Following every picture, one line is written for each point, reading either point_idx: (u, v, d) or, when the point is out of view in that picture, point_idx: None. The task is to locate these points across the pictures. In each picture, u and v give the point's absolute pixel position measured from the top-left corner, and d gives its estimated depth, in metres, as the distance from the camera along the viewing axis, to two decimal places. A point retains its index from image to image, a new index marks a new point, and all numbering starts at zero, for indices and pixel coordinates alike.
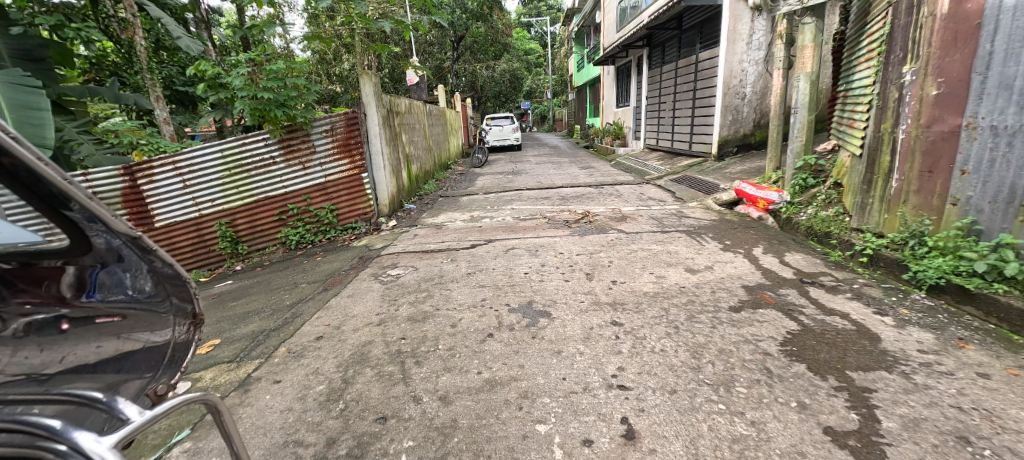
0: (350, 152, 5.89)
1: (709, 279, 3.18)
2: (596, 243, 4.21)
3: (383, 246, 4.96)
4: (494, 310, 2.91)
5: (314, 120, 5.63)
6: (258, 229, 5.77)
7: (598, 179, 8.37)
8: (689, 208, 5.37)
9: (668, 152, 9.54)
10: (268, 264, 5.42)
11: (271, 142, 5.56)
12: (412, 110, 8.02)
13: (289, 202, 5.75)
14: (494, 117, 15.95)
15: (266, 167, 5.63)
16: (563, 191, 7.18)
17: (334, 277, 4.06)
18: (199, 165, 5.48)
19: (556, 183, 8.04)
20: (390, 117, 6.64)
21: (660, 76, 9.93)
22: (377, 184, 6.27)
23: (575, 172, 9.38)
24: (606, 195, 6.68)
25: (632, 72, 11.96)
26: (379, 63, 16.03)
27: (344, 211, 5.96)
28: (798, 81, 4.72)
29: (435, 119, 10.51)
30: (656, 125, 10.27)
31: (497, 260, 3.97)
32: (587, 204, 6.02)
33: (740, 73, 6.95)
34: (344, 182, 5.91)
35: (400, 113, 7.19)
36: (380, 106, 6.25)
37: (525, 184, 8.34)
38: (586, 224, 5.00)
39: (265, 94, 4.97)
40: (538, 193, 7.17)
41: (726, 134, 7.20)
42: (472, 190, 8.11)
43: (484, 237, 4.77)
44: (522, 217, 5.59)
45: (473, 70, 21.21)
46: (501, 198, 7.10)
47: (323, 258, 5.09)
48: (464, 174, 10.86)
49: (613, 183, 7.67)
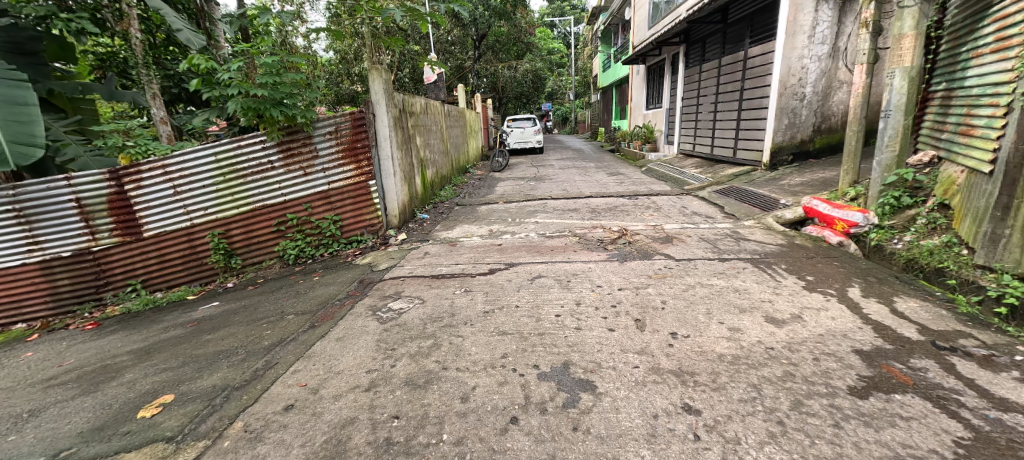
0: (357, 157, 5.29)
1: (803, 336, 2.39)
2: (641, 273, 3.47)
3: (389, 265, 4.28)
4: (518, 375, 2.20)
5: (317, 121, 5.03)
6: (254, 242, 5.19)
7: (629, 188, 7.58)
8: (747, 228, 4.56)
9: (707, 158, 8.67)
10: (261, 282, 4.81)
11: (269, 145, 4.97)
12: (429, 110, 7.36)
13: (289, 212, 5.16)
14: (515, 118, 15.24)
15: (264, 173, 5.04)
16: (593, 203, 6.42)
17: (326, 308, 3.40)
18: (190, 170, 4.93)
19: (583, 192, 7.29)
20: (403, 117, 5.96)
21: (699, 75, 9.06)
22: (387, 192, 5.61)
23: (604, 180, 8.60)
24: (643, 208, 5.90)
25: (666, 70, 11.08)
26: (398, 62, 15.51)
27: (348, 222, 5.34)
28: (891, 78, 3.89)
29: (454, 120, 9.87)
30: (693, 128, 9.39)
31: (520, 294, 3.26)
32: (621, 219, 5.26)
33: (799, 71, 6.08)
34: (348, 190, 5.29)
35: (415, 113, 6.53)
36: (391, 106, 5.56)
37: (549, 192, 7.61)
38: (624, 245, 4.25)
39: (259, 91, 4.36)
40: (565, 204, 6.42)
41: (780, 140, 6.33)
42: (491, 198, 7.42)
43: (504, 260, 4.06)
44: (548, 234, 4.87)
45: (494, 70, 20.55)
46: (523, 208, 6.38)
47: (321, 278, 4.45)
48: (482, 179, 10.18)
49: (648, 193, 6.87)
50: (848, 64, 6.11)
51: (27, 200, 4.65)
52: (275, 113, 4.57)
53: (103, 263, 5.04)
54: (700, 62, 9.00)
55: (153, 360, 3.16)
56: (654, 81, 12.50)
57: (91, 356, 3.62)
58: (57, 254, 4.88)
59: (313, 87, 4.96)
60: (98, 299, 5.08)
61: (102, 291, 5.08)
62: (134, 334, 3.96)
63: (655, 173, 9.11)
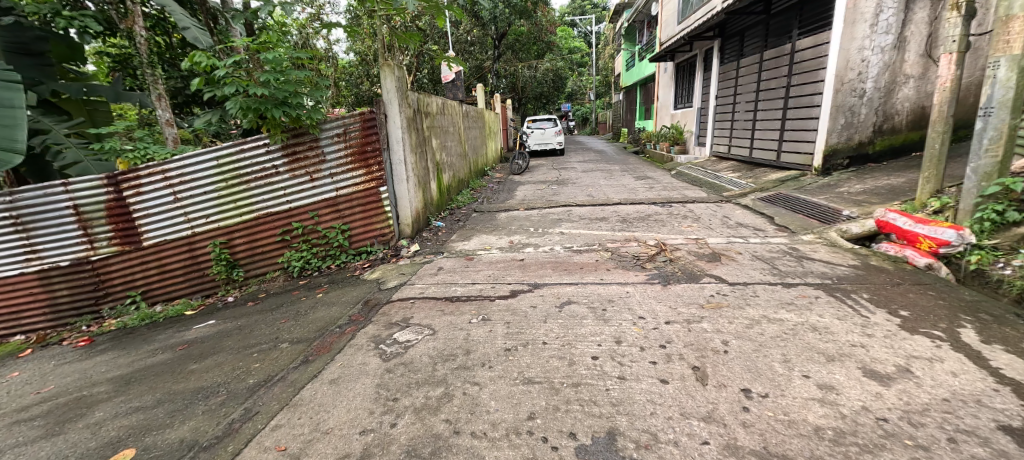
0: (367, 161, 4.83)
1: (922, 401, 1.88)
2: (691, 300, 2.93)
3: (399, 283, 3.81)
4: (551, 450, 1.71)
5: (324, 123, 4.58)
6: (257, 252, 4.80)
7: (661, 194, 6.99)
8: (807, 244, 3.96)
9: (746, 161, 8.02)
10: (263, 297, 4.39)
11: (273, 148, 4.55)
12: (445, 110, 6.89)
13: (294, 220, 4.76)
14: (536, 119, 14.72)
15: (268, 179, 4.64)
16: (622, 210, 5.87)
17: (325, 336, 2.96)
18: (190, 175, 4.54)
19: (611, 198, 6.74)
20: (417, 118, 5.49)
21: (736, 71, 8.40)
22: (399, 199, 5.14)
23: (633, 184, 8.02)
24: (679, 217, 5.32)
25: (697, 67, 10.42)
26: (416, 62, 15.18)
27: (357, 231, 4.90)
28: (992, 69, 3.31)
29: (472, 121, 9.42)
30: (729, 128, 8.73)
31: (547, 325, 2.76)
32: (658, 231, 4.72)
33: (858, 64, 5.46)
34: (357, 198, 4.84)
35: (431, 114, 6.07)
36: (405, 106, 5.08)
37: (574, 197, 7.08)
38: (665, 264, 3.71)
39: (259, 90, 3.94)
40: (592, 211, 5.89)
41: (835, 141, 5.74)
42: (511, 204, 6.93)
43: (528, 279, 3.57)
44: (576, 247, 4.36)
45: (514, 70, 20.08)
46: (546, 216, 5.88)
47: (325, 295, 4.02)
48: (501, 182, 9.70)
49: (683, 200, 6.29)
50: (916, 56, 5.41)
51: (23, 207, 4.34)
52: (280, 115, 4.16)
53: (102, 273, 4.70)
54: (737, 57, 8.34)
55: (130, 394, 2.76)
56: (684, 79, 11.81)
57: (73, 380, 3.28)
58: (55, 264, 4.57)
59: (322, 87, 4.55)
60: (96, 311, 4.76)
61: (100, 303, 4.76)
62: (123, 355, 3.62)
63: (687, 177, 8.48)
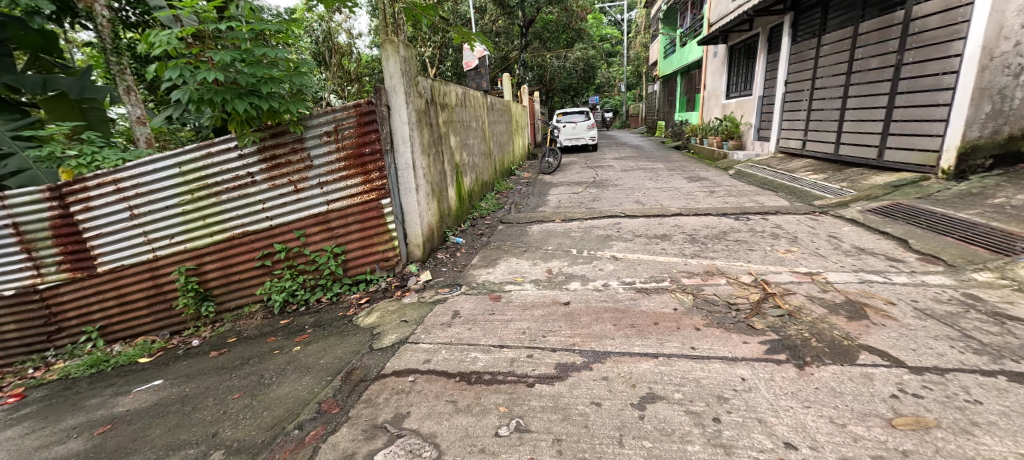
0: (366, 166, 3.69)
1: None
2: (863, 408, 1.80)
3: (396, 341, 2.71)
4: None
5: (309, 118, 3.49)
6: (232, 281, 3.77)
7: (728, 201, 5.74)
8: (989, 291, 2.74)
9: (831, 159, 6.71)
10: (231, 344, 3.33)
11: (248, 151, 3.52)
12: (465, 102, 5.76)
13: (276, 241, 3.72)
14: (567, 112, 13.50)
15: (242, 191, 3.61)
16: (687, 225, 4.68)
17: (273, 450, 1.92)
18: (147, 185, 3.54)
19: (668, 206, 5.54)
20: (431, 112, 4.35)
21: (817, 50, 7.12)
22: (408, 215, 3.98)
23: (689, 188, 6.76)
24: (767, 237, 4.11)
25: (761, 48, 9.07)
26: (439, 53, 14.25)
27: (355, 255, 3.82)
28: None
29: (498, 115, 8.34)
30: (807, 118, 7.42)
31: (627, 453, 1.66)
32: (748, 260, 3.52)
33: (1015, 32, 4.26)
34: (353, 213, 3.74)
35: (448, 106, 4.93)
36: (415, 96, 3.93)
37: (620, 205, 5.91)
38: (783, 320, 2.54)
39: (209, 75, 2.88)
40: (648, 226, 4.71)
41: (975, 135, 4.55)
42: (544, 213, 5.81)
43: (582, 342, 2.47)
44: (642, 283, 3.22)
45: (543, 60, 18.90)
46: (590, 231, 4.74)
47: (301, 350, 2.95)
48: (530, 183, 8.58)
49: (761, 211, 5.04)
50: None
51: None
52: (247, 111, 3.10)
53: (54, 305, 3.74)
54: (818, 32, 7.07)
55: None
56: (740, 64, 10.40)
57: None
58: None
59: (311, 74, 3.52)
60: (48, 349, 3.81)
61: (54, 340, 3.80)
62: (29, 435, 2.64)
63: (753, 179, 7.14)
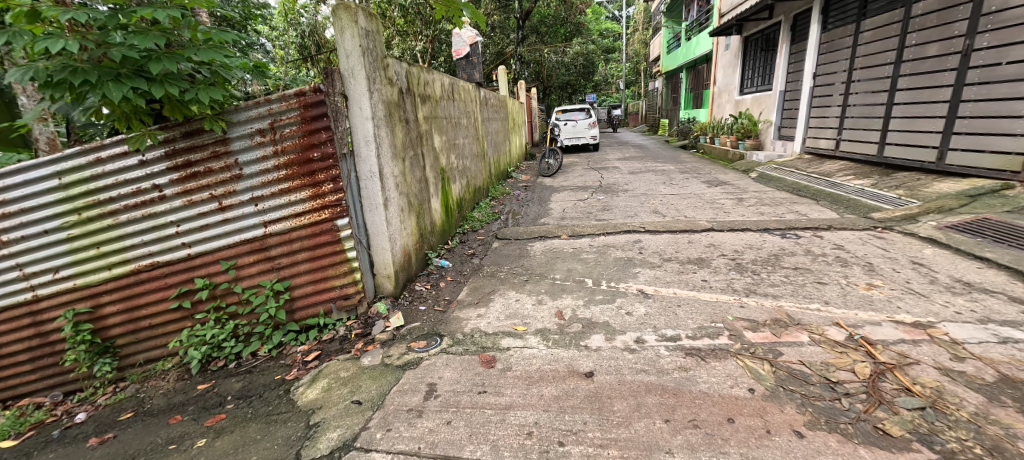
0: (315, 175, 2.70)
1: None
2: None
3: (335, 447, 1.80)
4: None
5: (234, 111, 2.54)
6: (140, 328, 2.87)
7: (764, 212, 4.88)
8: None
9: (877, 162, 5.89)
10: (121, 426, 2.40)
11: (152, 156, 2.58)
12: (453, 94, 4.80)
13: (197, 276, 2.80)
14: (566, 109, 12.62)
15: (148, 210, 2.68)
16: (726, 244, 3.82)
17: None
18: (17, 202, 2.59)
19: (695, 219, 4.66)
20: (406, 105, 3.38)
21: (855, 37, 6.33)
22: (374, 239, 3.00)
23: (713, 196, 5.89)
24: (832, 264, 3.25)
25: (784, 38, 8.34)
26: (432, 47, 13.36)
27: (302, 294, 2.87)
28: None
29: (493, 111, 7.43)
30: (844, 115, 6.59)
31: None
32: (825, 301, 2.66)
33: None
34: (298, 238, 2.79)
35: (430, 98, 3.98)
36: (384, 82, 2.96)
37: (637, 216, 5.04)
38: (927, 418, 1.67)
39: (56, 44, 1.88)
40: (678, 246, 3.85)
41: None
42: (548, 225, 4.92)
43: (623, 458, 1.58)
44: (690, 337, 2.35)
45: (541, 55, 18.06)
46: (605, 253, 3.84)
47: (206, 448, 2.02)
48: (529, 188, 7.68)
49: (809, 226, 4.20)
50: None
51: None
52: (134, 98, 2.15)
53: None
54: (858, 18, 6.30)
55: None
56: (758, 57, 9.62)
57: None
58: None
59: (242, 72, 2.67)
60: None
61: None
62: None
63: (784, 184, 6.29)
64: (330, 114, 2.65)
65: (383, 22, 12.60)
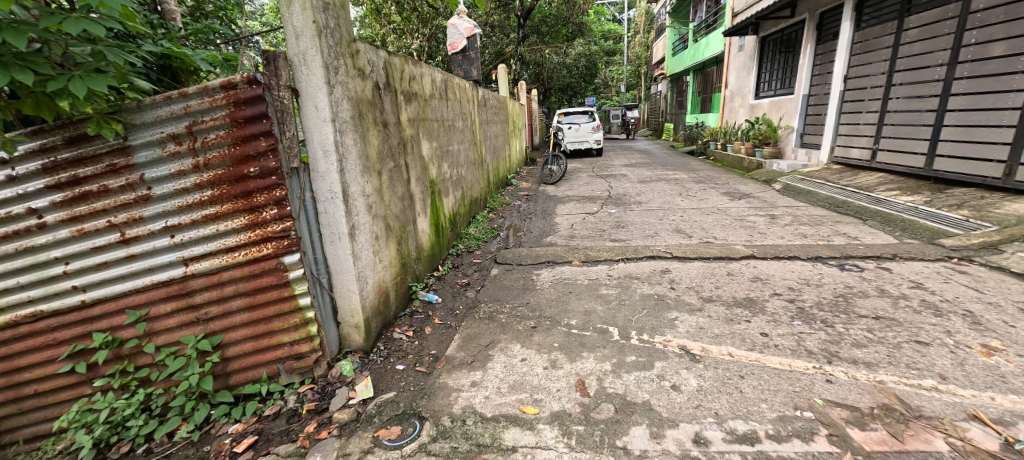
0: (252, 198, 1.99)
1: None
2: None
3: None
4: None
5: (136, 109, 1.84)
6: (21, 396, 2.13)
7: (806, 234, 4.20)
8: None
9: (924, 175, 5.26)
10: None
11: (25, 170, 1.87)
12: (446, 93, 4.09)
13: (96, 329, 2.08)
14: (569, 111, 11.93)
15: (22, 242, 1.95)
16: (775, 279, 3.13)
17: None
18: None
19: (729, 242, 3.98)
20: (385, 103, 2.66)
21: (897, 35, 5.73)
22: (336, 278, 2.28)
23: (740, 212, 5.22)
24: (922, 312, 2.57)
25: (808, 38, 7.72)
26: (429, 46, 12.69)
27: (238, 353, 2.15)
28: None
29: (492, 112, 6.73)
30: (882, 122, 5.97)
31: None
32: (941, 376, 1.98)
33: None
34: (230, 281, 2.08)
35: (417, 96, 3.26)
36: (350, 73, 2.23)
37: (658, 236, 4.36)
38: None
39: None
40: (718, 279, 3.16)
41: None
42: (555, 246, 4.23)
43: None
44: (772, 437, 1.66)
45: (541, 56, 17.42)
46: (628, 288, 3.14)
47: None
48: (531, 197, 6.98)
49: (869, 255, 3.53)
50: None
51: None
52: None
53: None
54: (900, 15, 5.70)
55: None
56: (776, 58, 8.99)
57: None
58: None
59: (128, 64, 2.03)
60: None
61: None
62: None
63: (817, 199, 5.63)
64: (271, 115, 1.94)
65: (378, 19, 11.95)
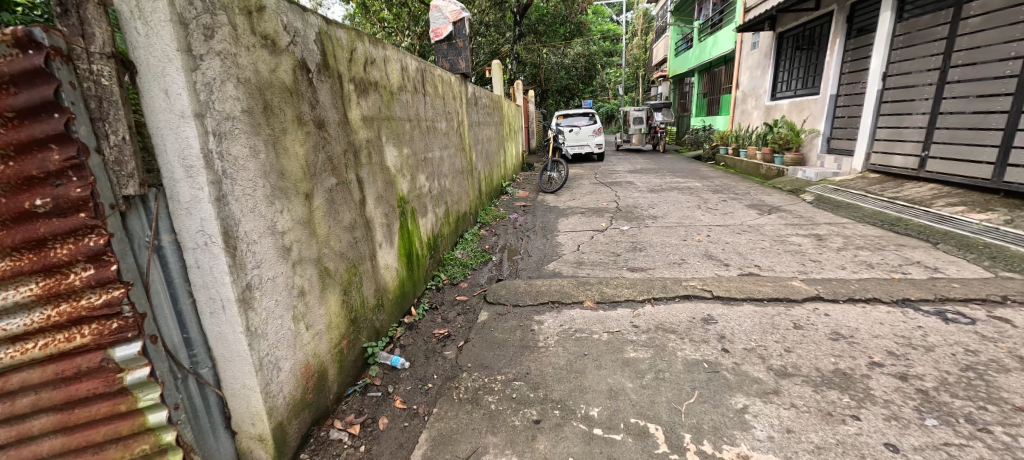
0: (46, 253, 1.12)
1: None
2: None
3: None
4: None
5: None
6: None
7: (871, 264, 3.40)
8: None
9: (992, 187, 4.57)
10: None
11: None
12: (425, 85, 3.23)
13: None
14: (568, 113, 11.14)
15: None
16: (863, 337, 2.32)
17: None
18: None
19: (782, 276, 3.15)
20: (318, 94, 1.80)
21: (953, 25, 5.05)
22: (225, 367, 1.42)
23: (777, 231, 4.40)
24: None
25: (837, 31, 6.96)
26: (420, 44, 11.80)
27: None
28: None
29: (485, 113, 5.90)
30: (933, 125, 5.27)
31: None
32: None
33: None
34: (22, 390, 1.16)
35: (379, 85, 2.41)
36: (243, 41, 1.37)
37: (687, 264, 3.53)
38: None
39: None
40: (786, 336, 2.34)
41: None
42: (561, 277, 3.39)
43: None
44: None
45: (538, 56, 16.63)
46: (664, 348, 2.29)
47: None
48: (529, 209, 6.15)
49: (970, 297, 2.72)
50: None
51: None
52: None
53: None
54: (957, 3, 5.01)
55: None
56: (796, 55, 8.24)
57: None
58: None
59: None
60: None
61: None
62: None
63: (863, 215, 4.83)
64: (70, 104, 1.07)
65: (367, 16, 11.16)
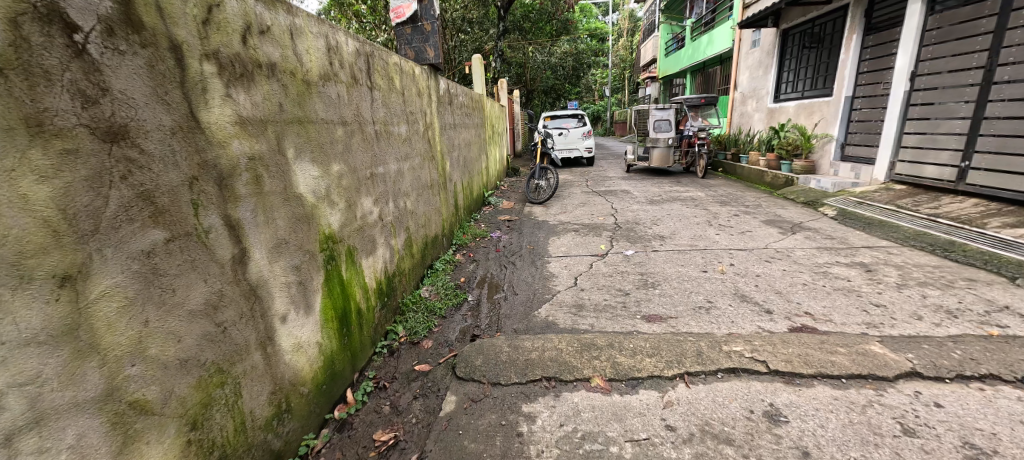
0: None
1: None
2: None
3: None
4: None
5: None
6: None
7: (950, 311, 2.67)
8: None
9: None
10: None
11: None
12: (373, 74, 2.37)
13: None
14: (556, 114, 10.25)
15: None
16: (1012, 455, 1.57)
17: None
18: None
19: (849, 333, 2.40)
20: (110, 78, 0.94)
21: (1004, 18, 4.43)
22: None
23: (811, 259, 3.68)
24: None
25: (855, 27, 6.31)
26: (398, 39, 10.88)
27: None
28: None
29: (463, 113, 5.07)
30: (976, 132, 4.64)
31: None
32: None
33: None
34: None
35: (284, 69, 1.55)
36: None
37: (718, 310, 2.75)
38: None
39: None
40: (902, 454, 1.57)
41: None
42: (555, 330, 2.57)
43: None
44: None
45: (524, 54, 15.85)
46: None
47: None
48: (514, 224, 5.33)
49: None
50: None
51: None
52: None
53: None
54: None
55: None
56: (803, 54, 7.59)
57: None
58: None
59: None
60: None
61: None
62: None
63: (904, 237, 4.14)
64: None
65: (342, 9, 10.22)
